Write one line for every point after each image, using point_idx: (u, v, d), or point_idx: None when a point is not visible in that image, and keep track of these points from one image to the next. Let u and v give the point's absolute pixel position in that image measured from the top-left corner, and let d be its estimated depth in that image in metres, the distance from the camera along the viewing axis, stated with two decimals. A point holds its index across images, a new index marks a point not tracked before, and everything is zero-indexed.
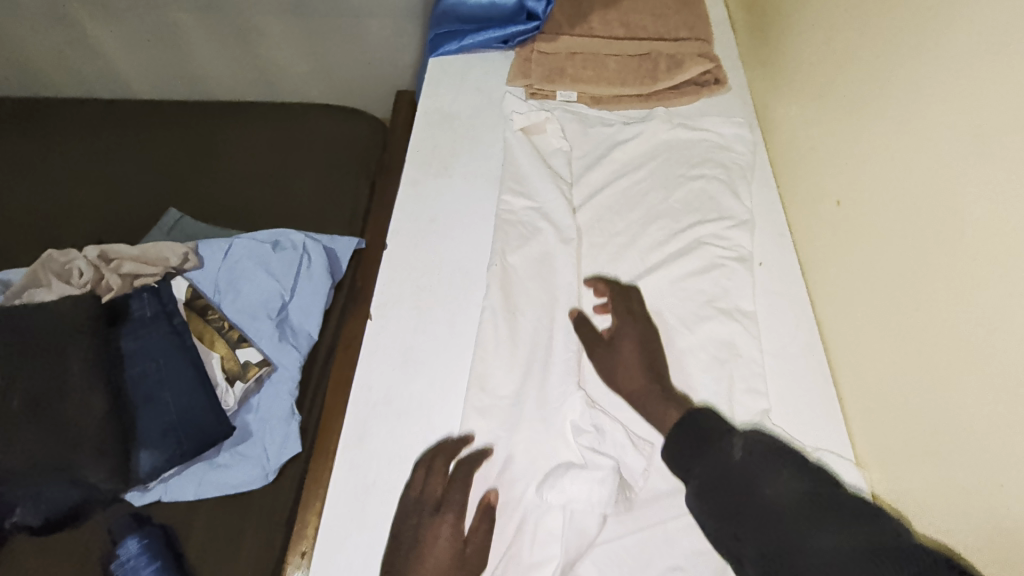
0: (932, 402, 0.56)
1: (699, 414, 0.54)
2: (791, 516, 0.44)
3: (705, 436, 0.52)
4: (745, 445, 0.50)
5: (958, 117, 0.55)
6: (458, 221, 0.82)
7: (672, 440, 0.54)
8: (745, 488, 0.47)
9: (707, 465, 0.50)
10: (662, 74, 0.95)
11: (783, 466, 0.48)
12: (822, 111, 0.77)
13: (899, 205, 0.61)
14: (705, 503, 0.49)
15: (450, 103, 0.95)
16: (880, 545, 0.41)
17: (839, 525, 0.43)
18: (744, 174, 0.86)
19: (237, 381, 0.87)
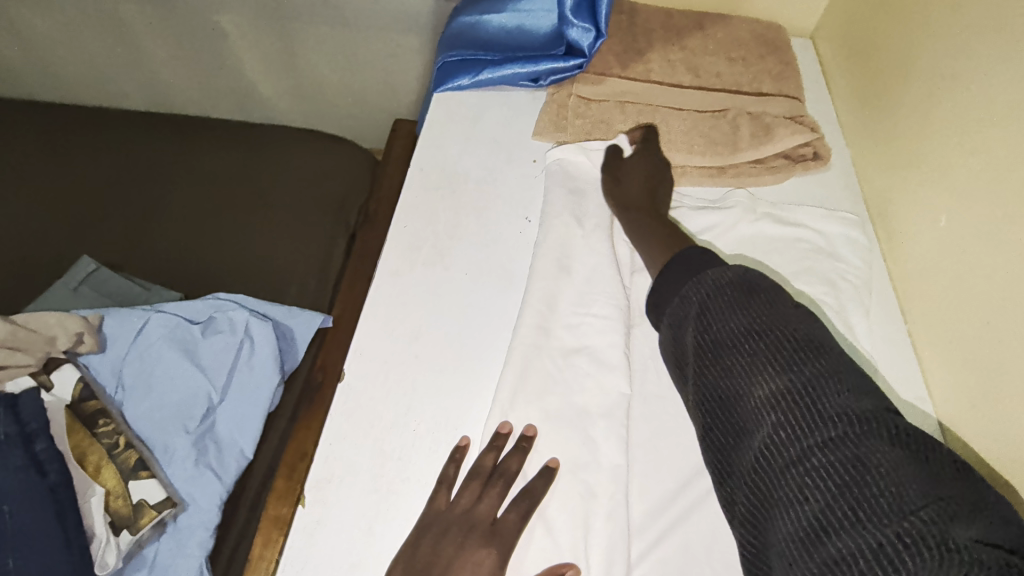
0: None
1: (687, 251, 0.56)
2: (737, 358, 0.49)
3: (682, 274, 0.55)
4: (709, 279, 0.53)
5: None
6: (452, 340, 0.58)
7: (654, 289, 0.57)
8: (701, 327, 0.51)
9: (697, 354, 0.51)
10: (744, 142, 0.70)
11: (745, 306, 0.50)
12: (997, 242, 0.53)
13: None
14: (677, 333, 0.53)
15: (456, 158, 0.71)
16: (812, 375, 0.46)
17: (774, 372, 0.47)
18: (859, 297, 0.63)
19: (125, 530, 0.62)
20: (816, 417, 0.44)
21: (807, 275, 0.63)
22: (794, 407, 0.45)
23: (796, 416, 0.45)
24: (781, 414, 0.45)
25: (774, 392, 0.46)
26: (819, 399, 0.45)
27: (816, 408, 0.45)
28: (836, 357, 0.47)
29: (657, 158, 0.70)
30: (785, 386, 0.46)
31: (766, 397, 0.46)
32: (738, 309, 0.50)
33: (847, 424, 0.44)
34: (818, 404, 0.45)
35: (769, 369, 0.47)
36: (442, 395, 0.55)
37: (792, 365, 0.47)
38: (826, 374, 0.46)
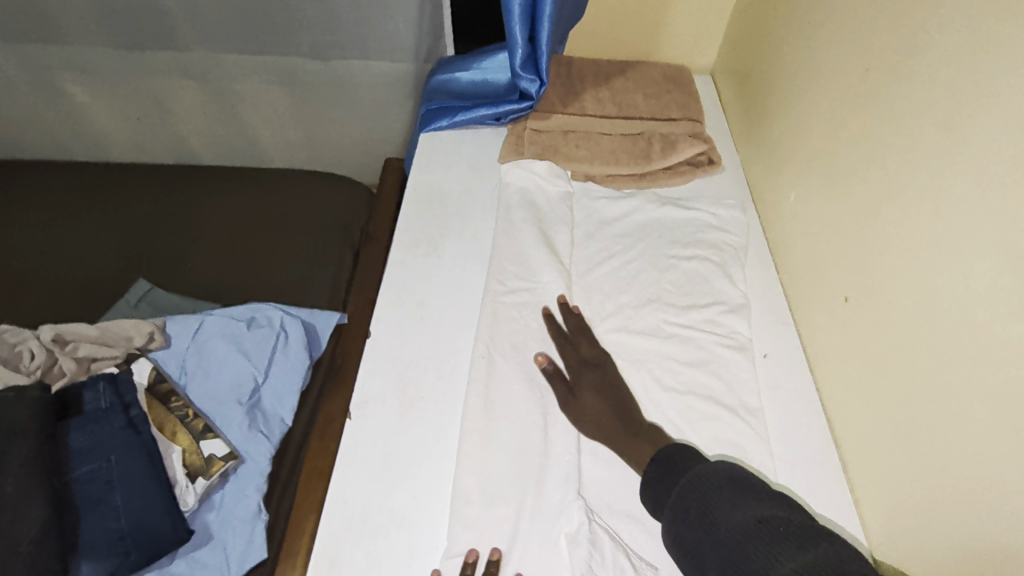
0: (968, 520, 0.51)
1: (671, 449, 0.59)
2: (746, 537, 0.48)
3: (676, 468, 0.57)
4: (707, 470, 0.55)
5: (971, 231, 0.53)
6: (444, 305, 0.77)
7: (648, 489, 0.58)
8: (705, 518, 0.51)
9: (701, 515, 0.52)
10: (654, 155, 0.94)
11: (742, 498, 0.51)
12: (822, 207, 0.75)
13: (918, 310, 0.58)
14: (679, 527, 0.53)
15: (441, 180, 0.92)
16: (805, 545, 0.46)
17: (793, 548, 0.46)
18: (737, 255, 0.84)
19: (198, 477, 0.79)
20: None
21: (699, 245, 0.85)
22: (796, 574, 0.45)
23: None
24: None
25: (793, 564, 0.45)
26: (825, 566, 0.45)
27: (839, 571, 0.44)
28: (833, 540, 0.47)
29: (535, 122, 0.98)
30: (801, 559, 0.45)
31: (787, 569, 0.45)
32: (732, 484, 0.53)
33: None
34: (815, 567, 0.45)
35: (779, 543, 0.47)
36: (442, 344, 0.73)
37: (796, 538, 0.47)
38: (815, 543, 0.47)
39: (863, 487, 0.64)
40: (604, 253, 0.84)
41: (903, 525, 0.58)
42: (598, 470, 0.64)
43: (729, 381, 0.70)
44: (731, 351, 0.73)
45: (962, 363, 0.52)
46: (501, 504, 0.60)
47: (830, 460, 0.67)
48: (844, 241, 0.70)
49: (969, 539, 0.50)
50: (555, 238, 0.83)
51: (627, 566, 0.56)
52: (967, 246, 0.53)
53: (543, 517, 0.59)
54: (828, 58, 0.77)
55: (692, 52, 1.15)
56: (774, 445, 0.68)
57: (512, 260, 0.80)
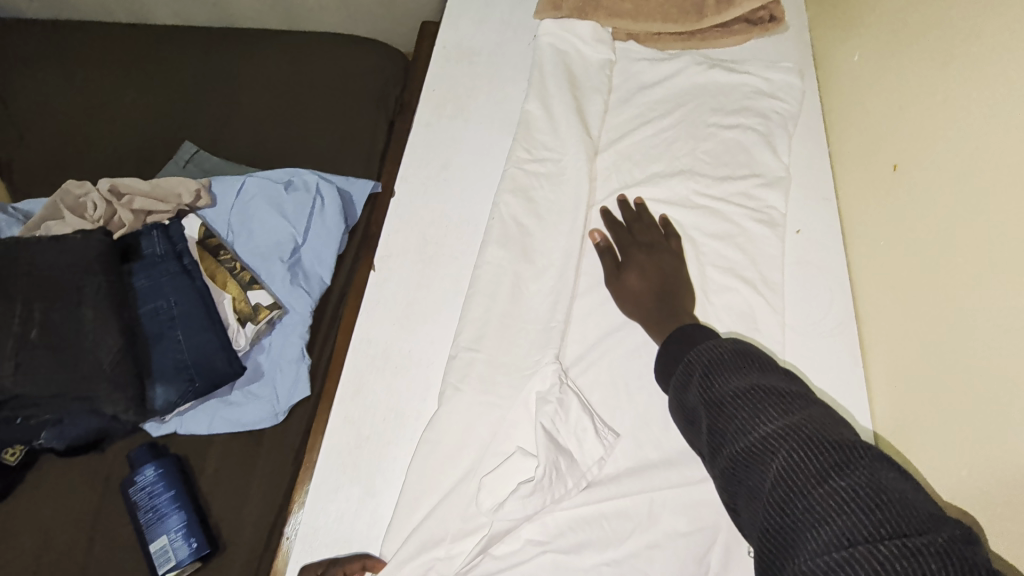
0: (978, 390, 0.50)
1: (689, 325, 0.58)
2: (737, 402, 0.48)
3: (689, 340, 0.56)
4: (716, 344, 0.54)
5: None
6: (468, 168, 0.76)
7: (661, 360, 0.58)
8: (709, 384, 0.51)
9: (706, 383, 0.52)
10: (709, 10, 0.84)
11: (748, 369, 0.51)
12: (890, 67, 0.67)
13: (977, 174, 0.52)
14: (683, 393, 0.54)
15: (472, 37, 0.87)
16: (808, 415, 0.46)
17: (793, 413, 0.46)
18: (785, 125, 0.77)
19: (248, 322, 0.87)
20: (823, 444, 0.43)
21: (744, 113, 0.78)
22: (801, 440, 0.44)
23: (809, 449, 0.43)
24: (787, 442, 0.44)
25: (777, 427, 0.46)
26: (829, 435, 0.44)
27: (822, 434, 0.44)
28: (835, 418, 0.47)
29: None
30: (788, 422, 0.46)
31: (770, 430, 0.45)
32: (739, 355, 0.52)
33: (849, 452, 0.43)
34: (824, 434, 0.44)
35: (769, 409, 0.47)
36: (462, 208, 0.73)
37: (799, 408, 0.47)
38: (818, 414, 0.46)
39: (877, 363, 0.63)
40: (637, 121, 0.79)
41: (910, 395, 0.58)
42: (607, 332, 0.66)
43: (752, 255, 0.68)
44: (760, 226, 0.70)
45: (1011, 230, 0.48)
46: (503, 360, 0.63)
47: (848, 336, 0.66)
48: (910, 104, 0.63)
49: (977, 406, 0.50)
50: (587, 105, 0.79)
51: (588, 429, 0.59)
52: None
53: (522, 376, 0.62)
54: None
55: None
56: (791, 319, 0.67)
57: (538, 125, 0.77)
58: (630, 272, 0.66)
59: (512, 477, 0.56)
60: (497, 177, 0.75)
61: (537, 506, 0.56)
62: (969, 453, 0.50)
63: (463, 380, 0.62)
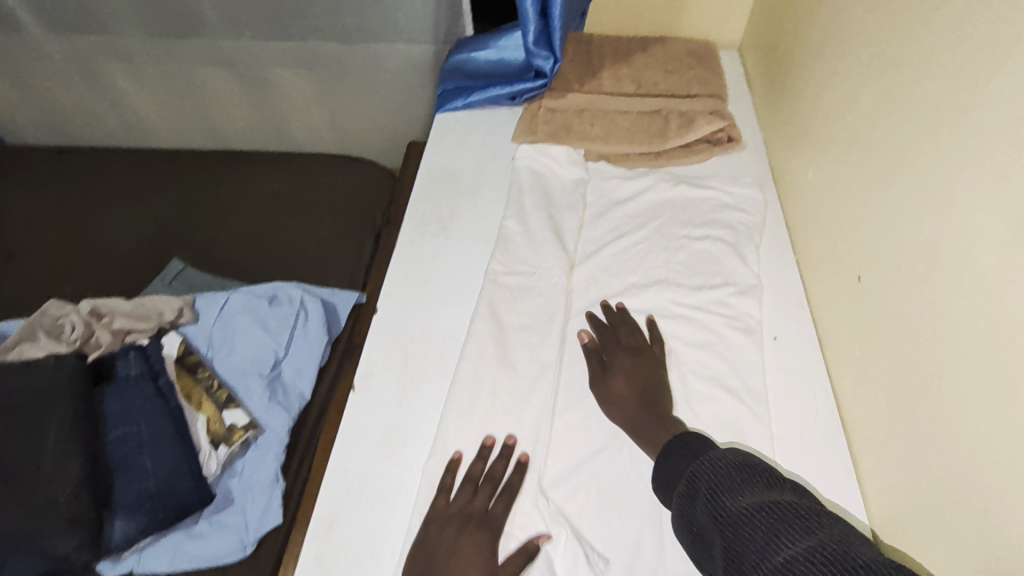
0: (971, 508, 0.48)
1: (687, 435, 0.57)
2: (749, 521, 0.46)
3: (691, 452, 0.55)
4: (719, 456, 0.53)
5: (986, 208, 0.50)
6: (452, 282, 0.78)
7: (663, 475, 0.56)
8: (717, 501, 0.49)
9: (713, 499, 0.50)
10: (672, 132, 0.92)
11: (755, 485, 0.49)
12: (843, 184, 0.72)
13: (931, 286, 0.55)
14: (690, 513, 0.51)
15: (454, 160, 0.93)
16: (826, 534, 0.44)
17: (811, 531, 0.44)
18: (752, 235, 0.81)
19: (221, 444, 0.83)
20: (850, 564, 0.40)
21: (713, 225, 0.82)
22: (824, 559, 0.41)
23: (836, 572, 0.40)
24: (812, 563, 0.41)
25: (801, 549, 0.43)
26: (853, 552, 0.41)
27: (846, 554, 0.41)
28: (856, 539, 0.44)
29: (547, 104, 0.97)
30: (808, 542, 0.43)
31: (794, 550, 0.43)
32: (741, 466, 0.51)
33: (879, 571, 0.40)
34: (848, 553, 0.41)
35: (786, 528, 0.45)
36: (445, 321, 0.74)
37: (818, 527, 0.44)
38: (838, 534, 0.44)
39: (870, 473, 0.62)
40: (611, 235, 0.83)
41: (907, 510, 0.56)
42: (592, 445, 0.64)
43: (732, 363, 0.69)
44: (738, 333, 0.71)
45: (976, 341, 0.49)
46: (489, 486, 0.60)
47: (836, 445, 0.65)
48: (864, 218, 0.67)
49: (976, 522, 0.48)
50: (564, 222, 0.83)
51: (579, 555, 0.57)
52: (990, 216, 0.49)
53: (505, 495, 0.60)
54: (857, 22, 0.72)
55: (719, 25, 1.10)
56: (776, 428, 0.66)
57: (517, 239, 0.80)
58: (615, 375, 0.66)
59: None
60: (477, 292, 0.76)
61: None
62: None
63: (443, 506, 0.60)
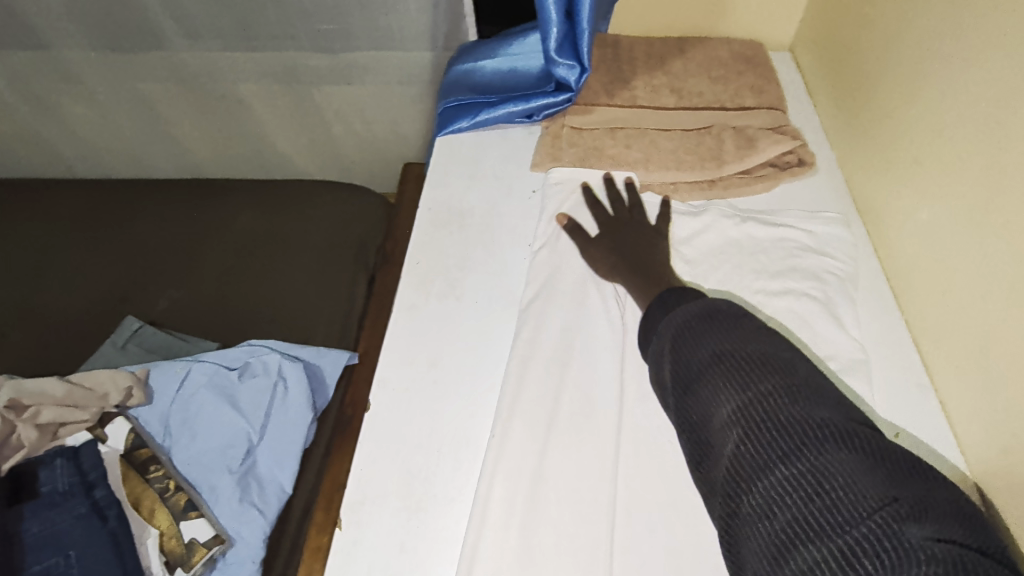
0: None
1: (665, 294, 0.55)
2: (702, 376, 0.47)
3: (665, 307, 0.54)
4: (685, 308, 0.52)
5: None
6: (466, 361, 0.60)
7: (643, 326, 0.55)
8: (675, 351, 0.49)
9: (672, 353, 0.49)
10: (729, 154, 0.75)
11: (714, 334, 0.48)
12: (969, 232, 0.54)
13: None
14: (654, 358, 0.51)
15: (461, 196, 0.75)
16: (770, 388, 0.44)
17: (757, 385, 0.44)
18: (844, 289, 0.64)
19: (179, 568, 0.66)
20: (781, 424, 0.42)
21: (794, 276, 0.65)
22: (755, 421, 0.43)
23: (762, 433, 0.42)
24: (745, 421, 0.43)
25: (741, 402, 0.44)
26: (787, 415, 0.42)
27: (783, 415, 0.42)
28: (809, 384, 0.44)
29: (571, 124, 0.80)
30: (750, 396, 0.44)
31: (731, 407, 0.44)
32: (705, 313, 0.50)
33: (812, 434, 0.41)
34: (783, 419, 0.42)
35: (734, 382, 0.45)
36: (459, 417, 0.57)
37: (769, 383, 0.44)
38: (786, 388, 0.44)
39: None
40: None
41: None
42: None
43: None
44: None
45: None
46: None
47: None
48: (1015, 280, 0.49)
49: None
50: None
51: None
52: None
53: None
54: (974, 16, 0.55)
55: (768, 21, 0.93)
56: None
57: (549, 302, 0.62)
58: None
59: None
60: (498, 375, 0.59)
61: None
62: None
63: None
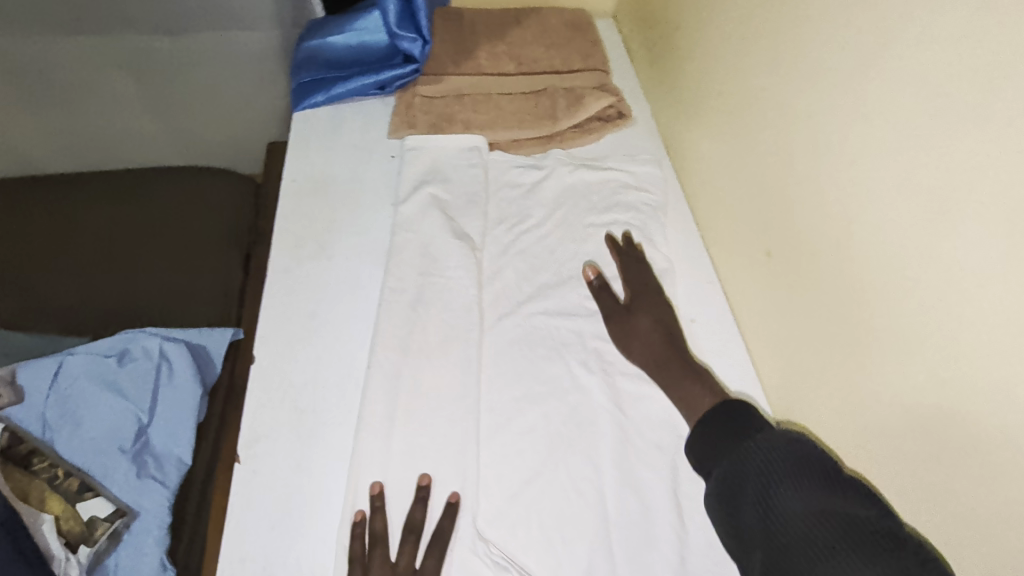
0: (902, 462, 0.50)
1: (736, 405, 0.53)
2: (790, 503, 0.45)
3: (738, 427, 0.52)
4: (775, 437, 0.50)
5: (895, 170, 0.50)
6: (341, 311, 0.67)
7: (696, 446, 0.53)
8: (761, 503, 0.47)
9: (761, 496, 0.47)
10: (561, 113, 0.86)
11: (812, 487, 0.46)
12: (738, 156, 0.72)
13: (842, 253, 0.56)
14: (729, 499, 0.49)
15: (323, 166, 0.80)
16: (881, 532, 0.42)
17: (871, 561, 0.41)
18: (657, 216, 0.78)
19: (82, 544, 0.68)
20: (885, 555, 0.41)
21: (618, 209, 0.79)
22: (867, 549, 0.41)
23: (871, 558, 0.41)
24: (853, 545, 0.42)
25: (826, 520, 0.44)
26: (897, 553, 0.41)
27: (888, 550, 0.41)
28: (916, 548, 0.42)
29: (422, 91, 0.87)
30: (826, 513, 0.44)
31: (813, 518, 0.44)
32: (783, 449, 0.48)
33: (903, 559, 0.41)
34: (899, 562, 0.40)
35: (833, 532, 0.43)
36: (340, 358, 0.64)
37: (871, 532, 0.42)
38: (893, 543, 0.42)
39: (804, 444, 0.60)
40: (516, 230, 0.76)
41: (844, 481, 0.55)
42: (527, 472, 0.57)
43: None
44: None
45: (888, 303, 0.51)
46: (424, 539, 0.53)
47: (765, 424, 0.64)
48: (766, 188, 0.66)
49: (939, 502, 0.47)
50: (463, 223, 0.75)
51: None
52: (895, 181, 0.50)
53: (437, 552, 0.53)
54: None
55: None
56: None
57: (413, 250, 0.71)
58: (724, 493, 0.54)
59: None
60: (371, 320, 0.67)
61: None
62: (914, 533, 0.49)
63: None
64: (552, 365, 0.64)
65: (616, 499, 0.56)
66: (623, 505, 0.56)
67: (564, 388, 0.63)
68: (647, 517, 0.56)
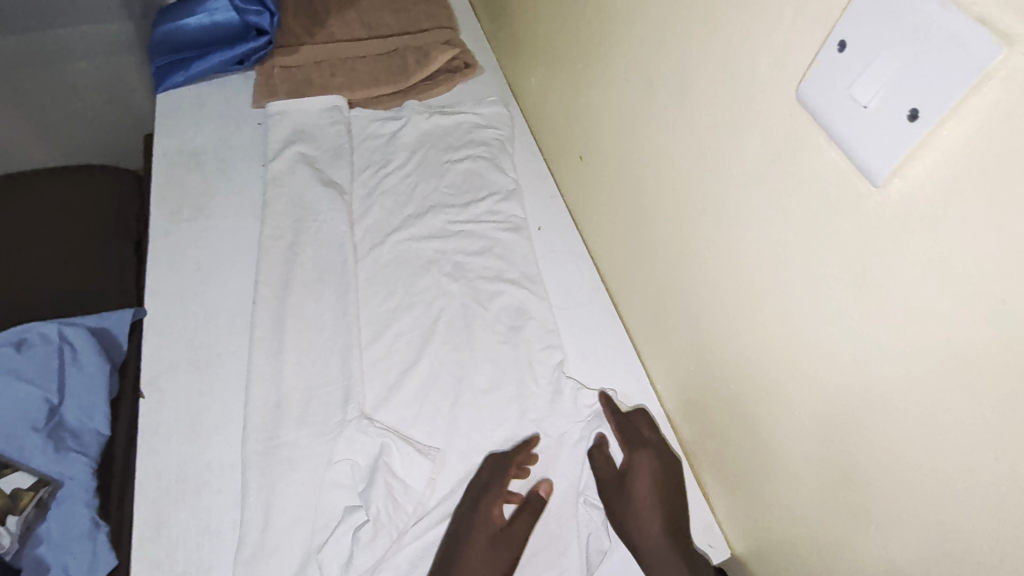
0: (676, 297, 0.60)
1: None
2: None
3: None
4: None
5: (629, 60, 0.60)
6: (224, 262, 0.74)
7: None
8: None
9: None
10: (413, 67, 0.95)
11: None
12: (553, 80, 0.82)
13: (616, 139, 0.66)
14: None
15: (192, 140, 0.86)
16: None
17: None
18: (505, 148, 0.89)
19: (9, 515, 0.72)
20: None
21: (469, 146, 0.89)
22: None
23: None
24: None
25: None
26: None
27: None
28: None
29: (280, 62, 0.93)
30: None
31: None
32: None
33: None
34: None
35: None
36: (227, 301, 0.71)
37: None
38: None
39: (626, 308, 0.72)
40: (378, 174, 0.85)
41: (652, 328, 0.67)
42: (400, 367, 0.68)
43: (510, 262, 0.77)
44: (509, 234, 0.79)
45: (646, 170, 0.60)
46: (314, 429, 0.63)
47: (604, 299, 0.75)
48: (571, 103, 0.77)
49: (691, 322, 0.58)
50: (331, 173, 0.83)
51: (409, 451, 0.61)
52: (632, 69, 0.60)
53: (327, 439, 0.62)
54: None
55: None
56: (554, 298, 0.75)
57: (284, 202, 0.78)
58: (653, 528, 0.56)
59: (346, 533, 0.57)
60: (253, 266, 0.74)
61: (382, 548, 0.56)
62: (687, 352, 0.60)
63: (269, 463, 0.60)
64: (421, 279, 0.75)
65: (479, 374, 0.68)
66: (486, 378, 0.67)
67: (430, 296, 0.73)
68: (507, 384, 0.67)
